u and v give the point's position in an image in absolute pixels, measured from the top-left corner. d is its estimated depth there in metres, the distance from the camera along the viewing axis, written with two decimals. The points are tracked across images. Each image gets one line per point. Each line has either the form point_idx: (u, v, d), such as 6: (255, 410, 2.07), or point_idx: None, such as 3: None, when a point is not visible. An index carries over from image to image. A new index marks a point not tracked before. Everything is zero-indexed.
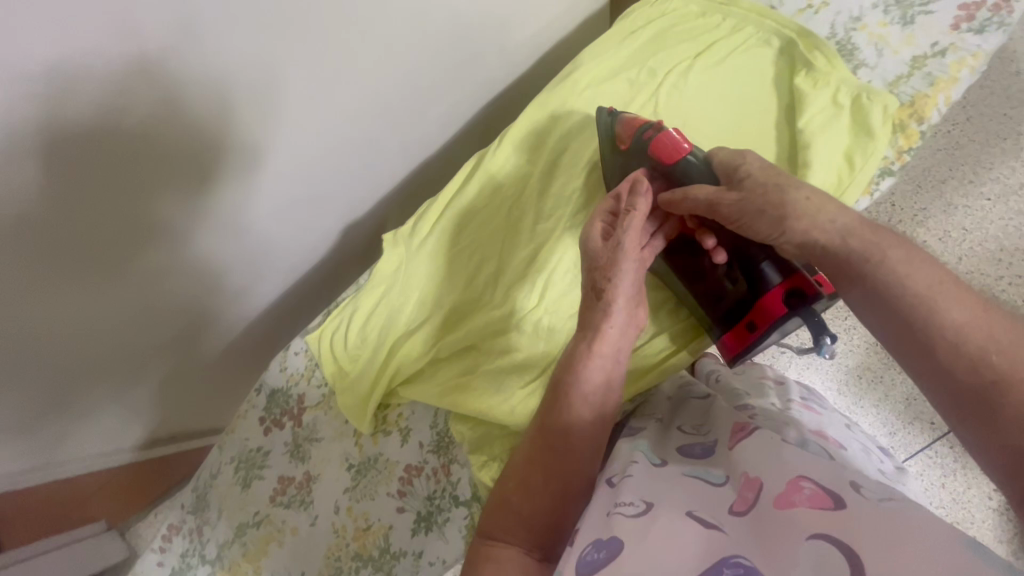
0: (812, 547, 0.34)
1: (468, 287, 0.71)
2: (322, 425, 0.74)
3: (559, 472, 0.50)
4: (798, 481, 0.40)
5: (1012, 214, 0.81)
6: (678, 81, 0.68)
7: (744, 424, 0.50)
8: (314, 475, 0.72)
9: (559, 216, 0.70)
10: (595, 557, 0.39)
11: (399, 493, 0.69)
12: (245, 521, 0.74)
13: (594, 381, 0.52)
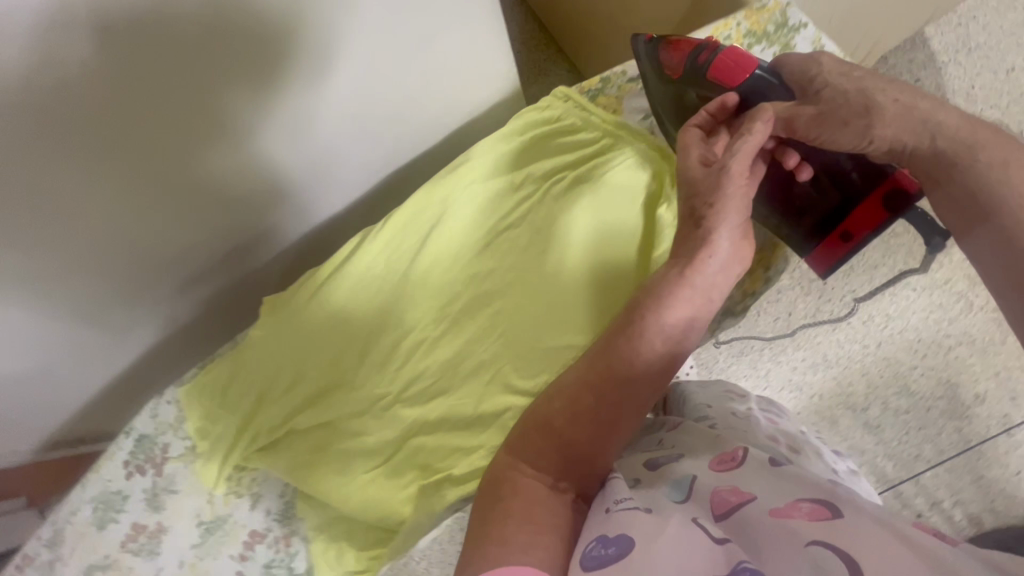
0: (812, 553, 0.32)
1: (335, 363, 0.73)
2: (181, 477, 0.75)
3: (603, 422, 0.46)
4: (797, 501, 0.38)
5: (933, 311, 1.03)
6: (552, 199, 0.71)
7: (733, 452, 0.45)
8: (166, 526, 0.75)
9: (427, 307, 0.72)
10: (602, 553, 0.36)
11: (239, 557, 0.72)
12: (95, 563, 0.75)
13: (665, 334, 0.48)
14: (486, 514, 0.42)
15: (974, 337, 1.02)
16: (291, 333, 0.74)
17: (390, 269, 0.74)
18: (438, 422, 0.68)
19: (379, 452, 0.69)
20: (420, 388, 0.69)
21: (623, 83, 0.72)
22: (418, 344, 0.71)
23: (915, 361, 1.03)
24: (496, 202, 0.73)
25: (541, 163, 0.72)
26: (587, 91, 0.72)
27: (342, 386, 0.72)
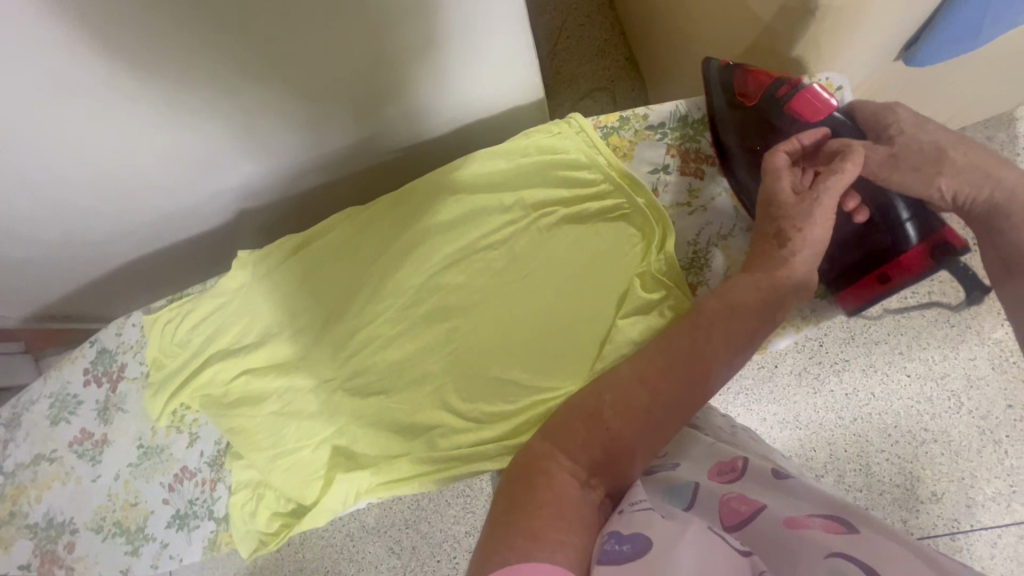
0: (831, 560, 0.36)
1: (290, 333, 0.74)
2: (131, 399, 0.80)
3: (642, 417, 0.49)
4: (807, 514, 0.42)
5: (921, 396, 0.98)
6: (537, 228, 0.69)
7: (732, 465, 0.52)
8: (109, 439, 0.80)
9: (388, 303, 0.72)
10: (618, 548, 0.39)
11: (168, 485, 0.76)
12: (42, 454, 0.81)
13: (706, 332, 0.54)
14: (515, 504, 0.44)
15: (952, 439, 0.96)
16: (255, 292, 0.75)
17: (362, 254, 0.73)
18: (371, 416, 0.70)
19: (309, 429, 0.71)
20: (361, 380, 0.71)
21: (641, 128, 0.68)
22: (370, 338, 0.71)
23: (887, 441, 0.98)
24: (482, 216, 0.71)
25: (535, 187, 0.69)
26: (603, 127, 0.69)
27: (290, 355, 0.74)
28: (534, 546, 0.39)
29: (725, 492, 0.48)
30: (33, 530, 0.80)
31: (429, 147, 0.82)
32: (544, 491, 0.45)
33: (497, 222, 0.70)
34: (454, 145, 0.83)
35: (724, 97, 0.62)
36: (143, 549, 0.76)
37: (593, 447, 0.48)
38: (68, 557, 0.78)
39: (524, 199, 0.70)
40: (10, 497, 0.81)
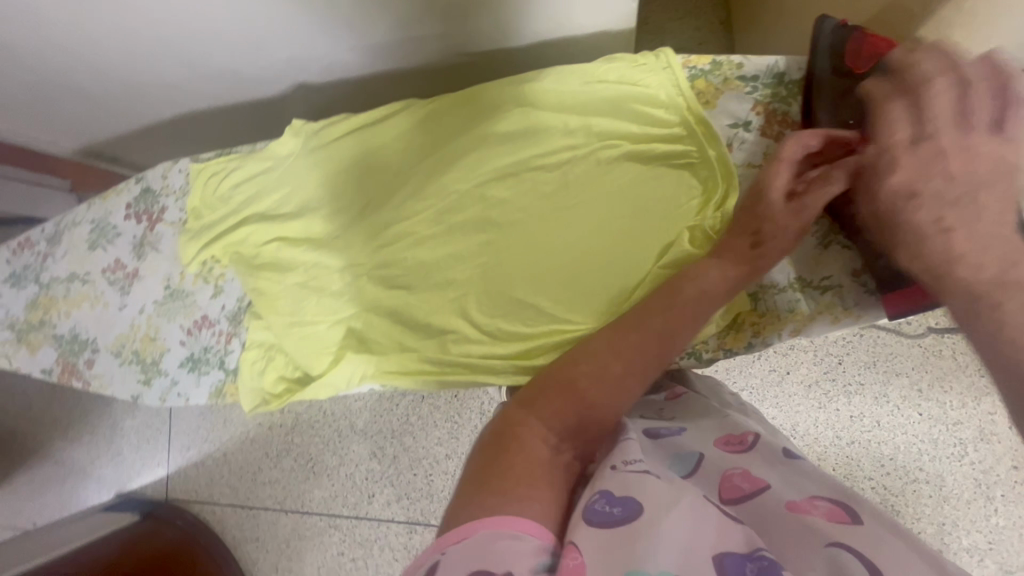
0: (830, 552, 0.35)
1: (327, 213, 0.74)
2: (165, 241, 0.82)
3: (610, 388, 0.47)
4: (812, 498, 0.41)
5: (927, 438, 0.95)
6: (597, 158, 0.66)
7: (740, 437, 0.51)
8: (140, 275, 0.82)
9: (428, 205, 0.71)
10: (606, 510, 0.37)
11: (187, 330, 0.79)
12: (76, 275, 0.85)
13: (685, 309, 0.53)
14: (485, 466, 0.40)
15: (944, 487, 0.93)
16: (303, 165, 0.75)
17: (414, 151, 0.72)
18: (390, 309, 0.71)
19: (329, 308, 0.73)
20: (388, 273, 0.71)
21: (732, 77, 0.64)
22: (404, 234, 0.71)
23: (879, 473, 0.96)
24: (542, 137, 0.68)
25: (605, 116, 0.66)
26: (691, 68, 0.65)
27: (322, 233, 0.74)
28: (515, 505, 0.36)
29: (728, 467, 0.47)
30: (58, 341, 0.84)
31: (503, 58, 0.78)
32: (518, 453, 0.41)
33: (558, 145, 0.67)
34: (527, 61, 0.79)
35: (832, 61, 0.57)
36: (155, 382, 0.80)
37: (564, 408, 0.45)
38: (85, 372, 0.83)
39: (592, 128, 0.66)
40: (42, 306, 0.86)
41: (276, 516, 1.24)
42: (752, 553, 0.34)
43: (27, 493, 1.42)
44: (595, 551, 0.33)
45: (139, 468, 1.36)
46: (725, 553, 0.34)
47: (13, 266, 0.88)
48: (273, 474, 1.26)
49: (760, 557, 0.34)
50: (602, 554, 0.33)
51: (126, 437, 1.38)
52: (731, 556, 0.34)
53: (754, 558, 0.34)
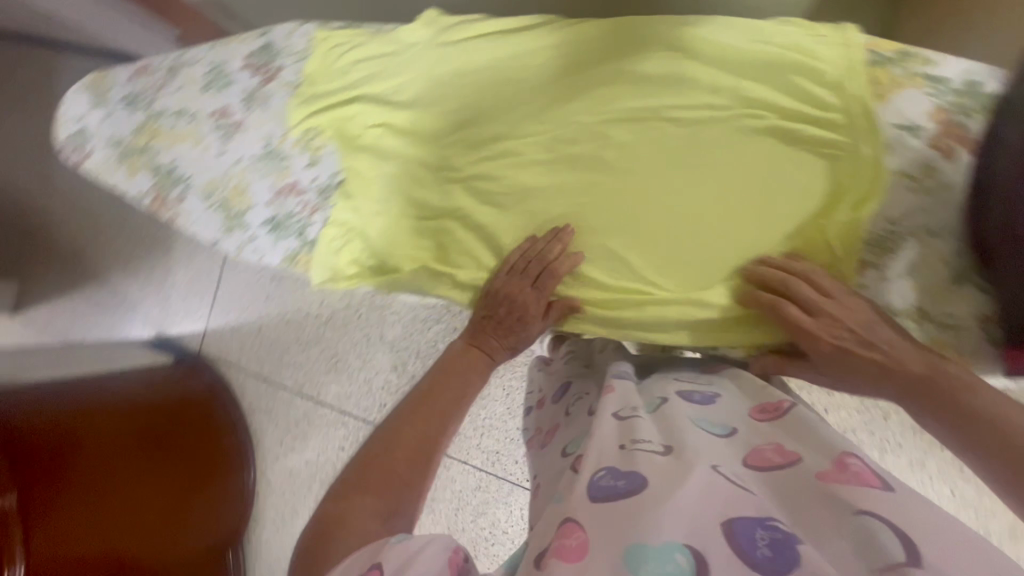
0: (857, 519, 0.37)
1: (438, 110, 0.72)
2: (275, 99, 0.82)
3: (414, 444, 0.55)
4: (846, 459, 0.44)
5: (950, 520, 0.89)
6: (736, 126, 0.62)
7: (776, 406, 0.55)
8: (243, 127, 0.83)
9: (543, 128, 0.68)
10: (611, 485, 0.44)
11: (276, 191, 0.80)
12: (185, 112, 0.87)
13: (455, 369, 0.64)
14: (315, 549, 0.46)
15: None
16: (425, 57, 0.73)
17: (541, 69, 0.69)
18: (476, 223, 0.69)
19: (417, 207, 0.72)
20: (484, 185, 0.69)
21: (915, 72, 0.59)
22: (509, 151, 0.69)
23: None
24: (684, 87, 0.63)
25: (760, 82, 0.61)
26: (873, 52, 0.59)
27: (426, 128, 0.73)
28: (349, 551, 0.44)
29: (759, 442, 0.50)
30: (155, 170, 0.87)
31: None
32: (346, 523, 0.46)
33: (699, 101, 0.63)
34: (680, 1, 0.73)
35: None
36: (234, 232, 0.81)
37: (382, 467, 0.51)
38: (174, 206, 0.85)
39: (740, 91, 0.61)
40: (147, 133, 0.88)
41: (291, 398, 1.40)
42: (762, 525, 0.38)
43: (75, 313, 1.53)
44: (595, 521, 0.41)
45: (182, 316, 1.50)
46: (734, 519, 0.39)
47: (132, 90, 0.91)
48: (296, 359, 1.42)
49: (770, 529, 0.38)
50: (606, 522, 0.40)
51: (177, 286, 1.50)
52: (740, 524, 0.39)
53: (762, 528, 0.38)
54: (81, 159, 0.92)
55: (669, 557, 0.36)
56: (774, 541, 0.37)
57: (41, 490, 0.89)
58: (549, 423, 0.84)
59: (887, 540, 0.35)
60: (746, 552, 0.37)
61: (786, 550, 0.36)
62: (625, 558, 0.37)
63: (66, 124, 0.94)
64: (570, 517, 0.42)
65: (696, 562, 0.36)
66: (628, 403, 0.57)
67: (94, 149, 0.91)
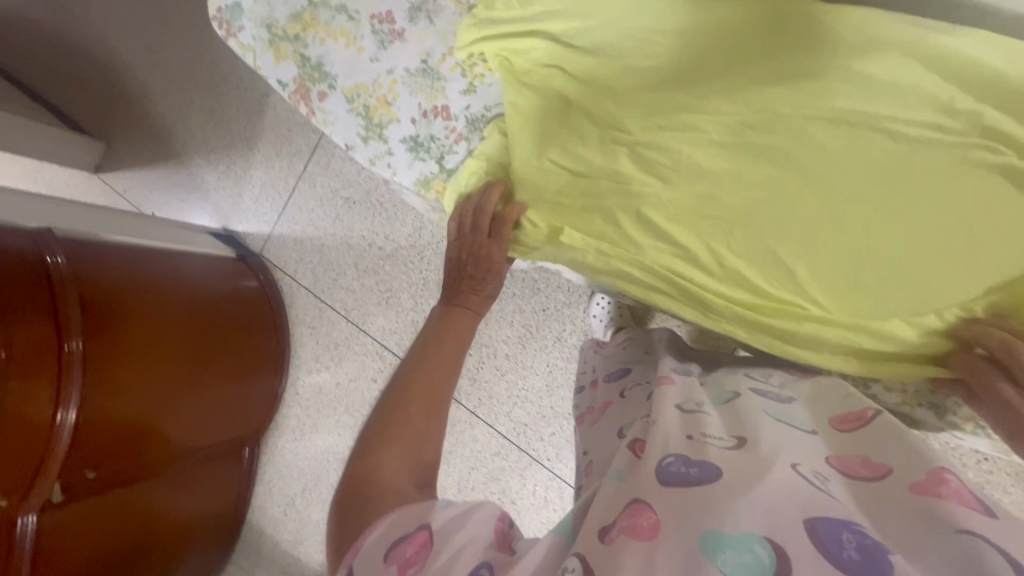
0: (960, 541, 0.37)
1: (621, 65, 0.68)
2: (445, 15, 0.78)
3: (421, 398, 0.62)
4: (942, 473, 0.43)
5: None
6: (974, 160, 0.56)
7: (859, 413, 0.55)
8: (404, 37, 0.80)
9: (735, 109, 0.62)
10: (679, 471, 0.45)
11: (423, 111, 0.78)
12: (346, 8, 0.82)
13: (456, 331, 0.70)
14: (364, 498, 0.52)
15: None
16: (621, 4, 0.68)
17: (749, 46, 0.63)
18: (631, 194, 0.66)
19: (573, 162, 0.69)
20: (651, 154, 0.65)
21: None
22: (689, 125, 0.64)
23: None
24: (915, 103, 0.57)
25: (1006, 118, 0.55)
26: None
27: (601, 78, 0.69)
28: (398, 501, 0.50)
29: (846, 449, 0.52)
30: (303, 62, 0.84)
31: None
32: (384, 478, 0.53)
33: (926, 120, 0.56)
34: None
35: None
36: (372, 143, 0.81)
37: (395, 425, 0.58)
38: (315, 102, 0.84)
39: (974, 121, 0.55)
40: (302, 23, 0.84)
41: (339, 317, 1.68)
42: (848, 528, 0.39)
43: (167, 188, 1.91)
44: (666, 503, 0.42)
45: (249, 210, 1.84)
46: (817, 519, 0.39)
47: None
48: (353, 283, 1.68)
49: (857, 534, 0.38)
50: (677, 505, 0.42)
51: (253, 184, 1.81)
52: (823, 525, 0.39)
53: (847, 532, 0.38)
54: (229, 34, 0.89)
55: (748, 547, 0.37)
56: (860, 546, 0.37)
57: (101, 347, 1.09)
58: (601, 401, 0.85)
59: (993, 559, 0.34)
60: (831, 550, 0.37)
61: (875, 557, 0.36)
62: (703, 541, 0.38)
63: None
64: (640, 499, 0.43)
65: (777, 555, 0.37)
66: (691, 403, 0.60)
67: (244, 27, 0.88)
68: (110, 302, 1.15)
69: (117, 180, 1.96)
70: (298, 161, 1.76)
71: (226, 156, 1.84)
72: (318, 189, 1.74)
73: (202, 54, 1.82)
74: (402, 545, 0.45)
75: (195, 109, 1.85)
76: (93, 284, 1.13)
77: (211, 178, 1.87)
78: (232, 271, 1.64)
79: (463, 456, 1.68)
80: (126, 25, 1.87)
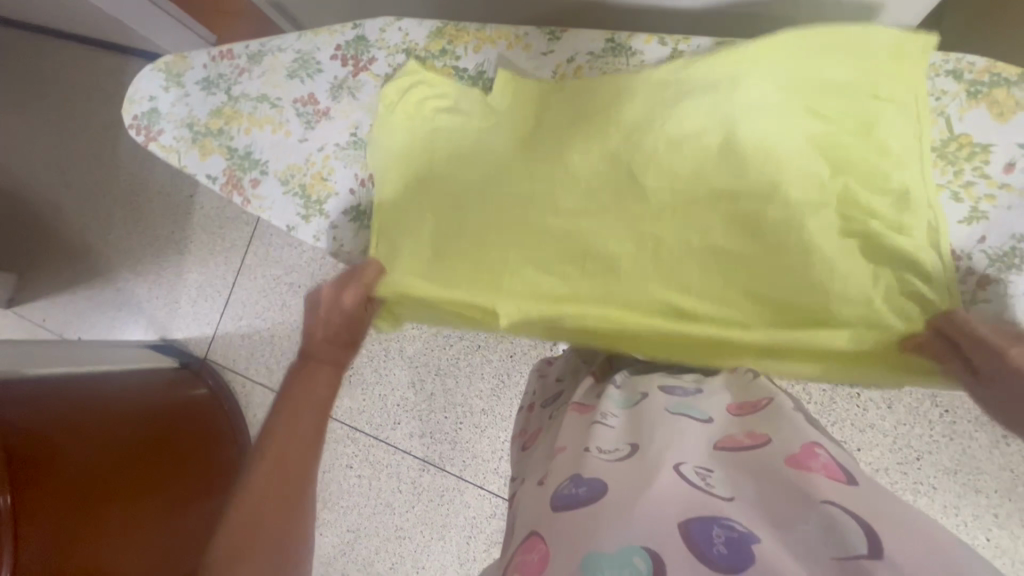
0: (825, 511, 0.41)
1: None
2: (366, 91, 0.82)
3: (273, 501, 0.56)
4: (812, 447, 0.50)
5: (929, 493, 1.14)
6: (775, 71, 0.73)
7: (757, 402, 0.61)
8: (331, 115, 0.83)
9: None
10: (576, 493, 0.48)
11: (361, 180, 0.82)
12: (268, 97, 0.85)
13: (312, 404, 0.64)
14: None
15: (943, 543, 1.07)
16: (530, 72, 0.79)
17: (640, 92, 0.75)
18: None
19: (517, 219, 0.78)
20: None
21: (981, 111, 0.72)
22: None
23: None
24: None
25: None
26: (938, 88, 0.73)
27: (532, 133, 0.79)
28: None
29: (734, 430, 0.57)
30: (230, 153, 0.85)
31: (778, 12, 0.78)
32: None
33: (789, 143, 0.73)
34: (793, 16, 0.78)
35: None
36: (315, 220, 0.81)
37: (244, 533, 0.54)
38: (248, 190, 0.83)
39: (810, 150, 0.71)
40: (224, 117, 0.86)
41: None
42: (718, 523, 0.41)
43: (94, 310, 1.79)
44: (556, 532, 0.44)
45: (188, 316, 1.75)
46: (690, 521, 0.41)
47: (210, 72, 0.88)
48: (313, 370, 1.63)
49: (727, 528, 0.41)
50: (566, 534, 0.43)
51: (189, 288, 1.74)
52: (697, 525, 0.41)
53: (717, 528, 0.41)
54: (149, 139, 0.89)
55: (627, 561, 0.38)
56: (730, 539, 0.39)
57: (31, 499, 0.98)
58: (534, 427, 0.88)
59: (847, 531, 0.38)
60: (703, 550, 0.39)
61: (742, 548, 0.38)
62: (584, 566, 0.39)
63: (136, 103, 0.90)
64: (536, 532, 0.47)
65: (654, 562, 0.38)
66: (595, 418, 0.63)
67: (165, 130, 0.89)
68: (40, 451, 1.06)
69: (34, 311, 1.82)
70: (234, 256, 1.72)
71: (160, 264, 1.77)
72: (259, 280, 1.69)
73: (121, 167, 1.79)
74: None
75: (117, 224, 1.79)
76: (22, 434, 1.05)
77: (142, 291, 1.78)
78: (173, 383, 1.55)
79: (458, 527, 1.59)
80: (38, 152, 1.83)
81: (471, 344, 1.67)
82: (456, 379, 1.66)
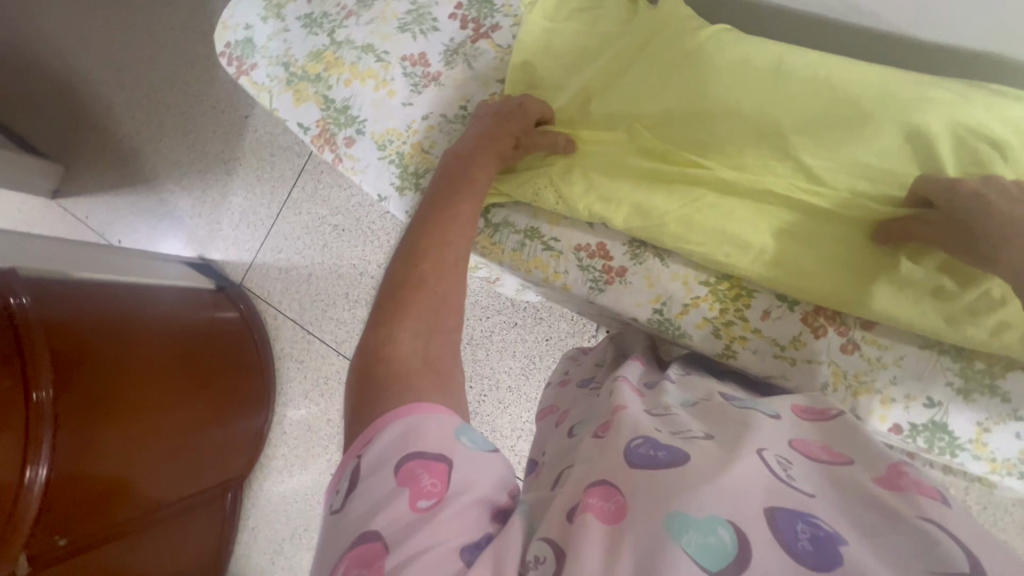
0: (923, 528, 0.31)
1: (658, 107, 0.66)
2: (484, 61, 0.76)
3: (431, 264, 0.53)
4: (901, 467, 0.37)
5: None
6: (941, 128, 0.57)
7: (824, 411, 0.48)
8: (441, 81, 0.77)
9: (780, 164, 0.61)
10: (651, 455, 0.37)
11: None
12: (373, 48, 0.78)
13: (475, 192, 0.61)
14: (368, 390, 0.45)
15: None
16: (708, 50, 0.64)
17: (853, 91, 0.59)
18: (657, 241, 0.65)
19: (652, 224, 0.65)
20: (699, 212, 0.63)
21: None
22: (729, 175, 0.63)
23: None
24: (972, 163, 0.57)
25: None
26: None
27: (696, 131, 0.64)
28: (414, 404, 0.42)
29: (806, 436, 0.44)
30: (326, 104, 0.79)
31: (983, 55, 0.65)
32: (392, 358, 0.46)
33: (948, 105, 0.57)
34: (997, 69, 0.66)
35: None
36: (408, 194, 0.77)
37: (418, 288, 0.50)
38: (342, 148, 0.78)
39: None
40: (324, 62, 0.80)
41: (331, 350, 1.59)
42: (802, 517, 0.32)
43: (139, 215, 1.77)
44: (635, 488, 0.34)
45: (229, 238, 1.72)
46: (775, 508, 0.33)
47: (314, 9, 0.81)
48: (346, 313, 1.60)
49: (813, 524, 0.32)
50: (646, 490, 0.34)
51: (233, 211, 1.71)
52: (782, 515, 0.32)
53: (804, 522, 0.32)
54: (240, 72, 0.83)
55: (710, 529, 0.31)
56: (817, 537, 0.31)
57: (72, 402, 0.97)
58: (548, 404, 0.76)
59: (947, 546, 0.30)
60: (784, 540, 0.31)
61: (830, 546, 0.30)
62: (669, 526, 0.31)
63: (230, 29, 0.83)
64: (610, 480, 0.36)
65: (738, 538, 0.31)
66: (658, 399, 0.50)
67: (258, 65, 0.83)
68: (74, 350, 1.02)
69: (78, 206, 1.81)
70: (282, 186, 1.67)
71: (208, 181, 1.72)
72: (305, 215, 1.65)
73: (179, 74, 1.72)
74: (414, 463, 0.38)
75: (170, 132, 1.74)
76: (60, 331, 1.01)
77: (186, 205, 1.74)
78: (208, 301, 1.52)
79: None
80: (96, 44, 1.76)
81: (509, 320, 1.63)
82: (488, 351, 1.64)
